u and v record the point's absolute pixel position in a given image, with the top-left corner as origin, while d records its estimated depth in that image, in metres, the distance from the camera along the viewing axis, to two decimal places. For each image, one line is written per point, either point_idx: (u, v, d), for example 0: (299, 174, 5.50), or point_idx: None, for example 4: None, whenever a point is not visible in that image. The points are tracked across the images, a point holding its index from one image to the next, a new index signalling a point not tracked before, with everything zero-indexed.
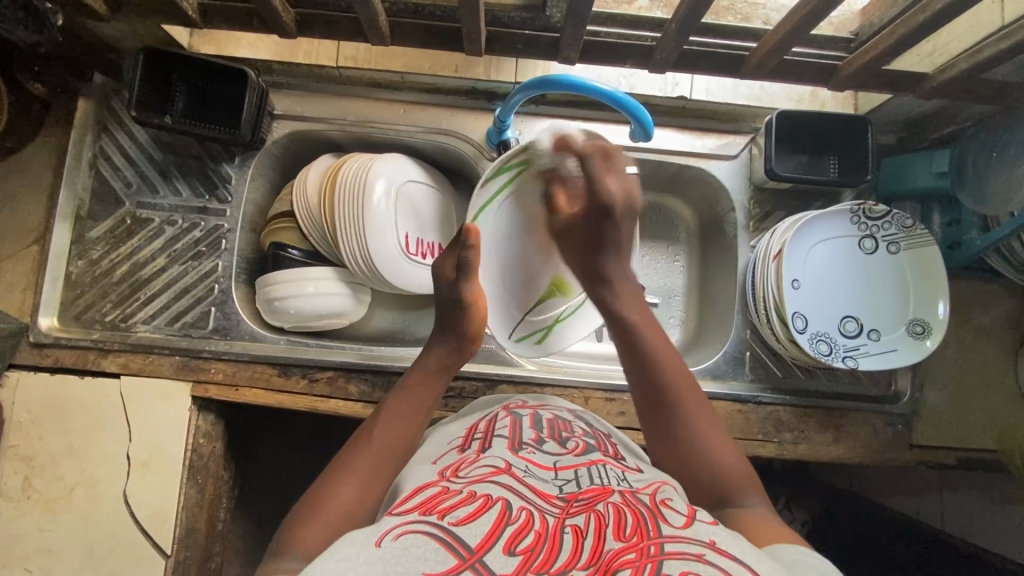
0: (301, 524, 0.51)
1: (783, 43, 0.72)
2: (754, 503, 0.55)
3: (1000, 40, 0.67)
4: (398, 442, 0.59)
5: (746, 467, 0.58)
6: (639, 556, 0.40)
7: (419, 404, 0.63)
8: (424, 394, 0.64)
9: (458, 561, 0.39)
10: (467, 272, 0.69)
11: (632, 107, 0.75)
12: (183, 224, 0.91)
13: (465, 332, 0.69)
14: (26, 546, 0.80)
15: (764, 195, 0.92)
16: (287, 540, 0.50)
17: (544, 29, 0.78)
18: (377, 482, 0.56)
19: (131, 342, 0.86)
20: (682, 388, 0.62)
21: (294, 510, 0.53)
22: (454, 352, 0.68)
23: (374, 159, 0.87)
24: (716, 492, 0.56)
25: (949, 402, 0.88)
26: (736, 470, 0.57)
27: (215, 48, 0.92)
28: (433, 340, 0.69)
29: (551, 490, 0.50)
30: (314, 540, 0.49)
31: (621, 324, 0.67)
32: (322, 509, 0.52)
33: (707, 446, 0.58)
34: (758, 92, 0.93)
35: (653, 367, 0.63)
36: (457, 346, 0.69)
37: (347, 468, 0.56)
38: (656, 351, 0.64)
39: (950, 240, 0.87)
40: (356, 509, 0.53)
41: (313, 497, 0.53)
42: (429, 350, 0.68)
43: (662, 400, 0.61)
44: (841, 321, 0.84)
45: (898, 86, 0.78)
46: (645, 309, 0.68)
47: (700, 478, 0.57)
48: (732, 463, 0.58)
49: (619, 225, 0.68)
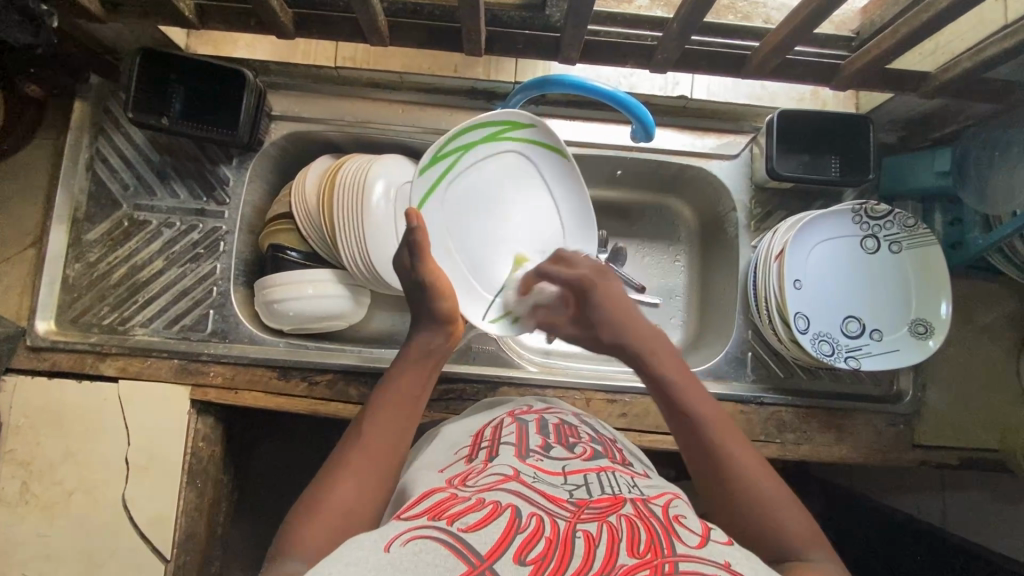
0: (297, 528, 0.50)
1: (784, 42, 0.71)
2: (820, 557, 0.51)
3: (1004, 39, 0.66)
4: (388, 437, 0.58)
5: (810, 526, 0.53)
6: (653, 574, 0.39)
7: (407, 397, 0.62)
8: (412, 384, 0.63)
9: (469, 568, 0.38)
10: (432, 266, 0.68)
11: (633, 107, 0.74)
12: (181, 226, 0.90)
13: (438, 314, 0.68)
14: (25, 551, 0.79)
15: (765, 195, 0.92)
16: (286, 543, 0.49)
17: (545, 28, 0.77)
18: (373, 482, 0.55)
19: (129, 346, 0.86)
20: (731, 442, 0.59)
21: (291, 513, 0.52)
22: (437, 338, 0.67)
23: (373, 160, 0.87)
24: (778, 553, 0.52)
25: (951, 401, 0.88)
26: (799, 530, 0.52)
27: (213, 48, 0.92)
28: (416, 328, 0.68)
29: (561, 494, 0.49)
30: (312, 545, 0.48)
31: (659, 384, 0.65)
32: (319, 512, 0.51)
33: (760, 499, 0.54)
34: (759, 91, 0.93)
35: (696, 424, 0.60)
36: (440, 333, 0.68)
37: (342, 468, 0.55)
38: (698, 407, 0.61)
39: (953, 240, 0.86)
40: (353, 511, 0.52)
41: (308, 502, 0.52)
42: (412, 339, 0.67)
43: (713, 457, 0.58)
44: (844, 321, 0.84)
45: (901, 85, 0.77)
46: (680, 366, 0.67)
47: (764, 538, 0.53)
48: (795, 525, 0.53)
49: (603, 287, 0.73)
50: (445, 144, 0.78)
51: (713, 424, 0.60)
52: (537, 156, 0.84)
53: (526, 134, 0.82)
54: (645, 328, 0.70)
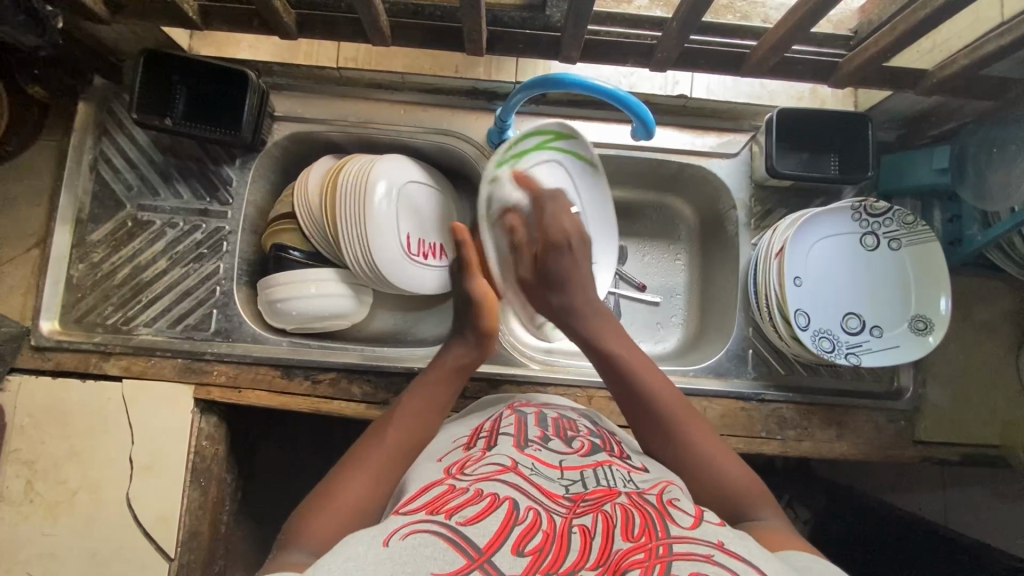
0: (310, 516, 0.51)
1: (783, 41, 0.72)
2: (768, 515, 0.55)
3: (1000, 36, 0.67)
4: (410, 436, 0.61)
5: (751, 477, 0.58)
6: (647, 557, 0.40)
7: (432, 403, 0.66)
8: (439, 392, 0.67)
9: (466, 562, 0.39)
10: None
11: (633, 105, 0.74)
12: (184, 226, 0.91)
13: (480, 328, 0.74)
14: (29, 550, 0.80)
15: (765, 193, 0.93)
16: (297, 529, 0.50)
17: (545, 28, 0.78)
18: (387, 476, 0.56)
19: (133, 345, 0.86)
20: (677, 410, 0.64)
21: (303, 503, 0.53)
22: (472, 353, 0.72)
23: (375, 160, 0.87)
24: (736, 512, 0.55)
25: (952, 398, 0.88)
26: (745, 485, 0.57)
27: (215, 50, 0.92)
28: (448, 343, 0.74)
29: (557, 489, 0.50)
30: (324, 532, 0.49)
31: (608, 362, 0.68)
32: (332, 501, 0.52)
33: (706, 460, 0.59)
34: (760, 89, 0.94)
35: (645, 398, 0.65)
36: (469, 344, 0.73)
37: (358, 464, 0.56)
38: (648, 383, 0.66)
39: (952, 237, 0.87)
40: (365, 503, 0.53)
41: (322, 493, 0.53)
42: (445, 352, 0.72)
43: (661, 424, 0.63)
44: (843, 318, 0.84)
45: (899, 83, 0.78)
46: (628, 343, 0.70)
47: (716, 500, 0.57)
48: (741, 479, 0.58)
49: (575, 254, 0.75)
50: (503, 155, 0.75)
51: (659, 395, 0.65)
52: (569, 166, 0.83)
53: (566, 144, 0.81)
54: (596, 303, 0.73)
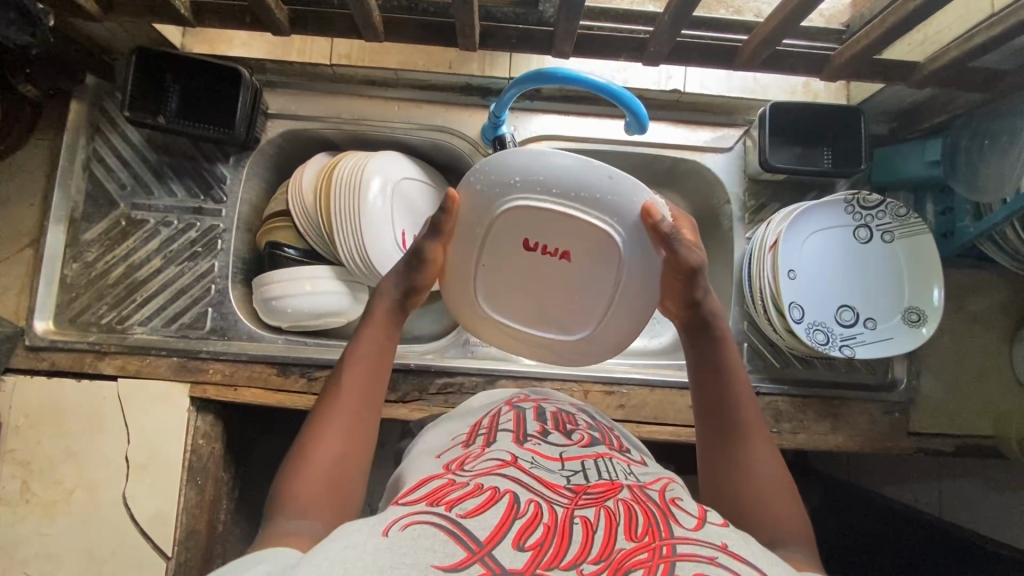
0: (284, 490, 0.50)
1: (774, 34, 0.72)
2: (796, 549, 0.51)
3: (990, 27, 0.67)
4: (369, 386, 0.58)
5: (798, 522, 0.53)
6: (650, 557, 0.40)
7: (379, 347, 0.61)
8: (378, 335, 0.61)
9: (467, 554, 0.39)
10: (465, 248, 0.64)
11: (627, 100, 0.74)
12: (178, 225, 0.91)
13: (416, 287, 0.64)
14: (26, 550, 0.80)
15: (759, 187, 0.93)
16: (276, 502, 0.50)
17: (539, 23, 0.78)
18: (359, 436, 0.55)
19: (127, 344, 0.86)
20: (754, 428, 0.58)
21: (278, 474, 0.52)
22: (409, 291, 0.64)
23: (369, 157, 0.87)
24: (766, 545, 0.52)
25: (946, 389, 0.89)
26: (788, 529, 0.52)
27: (206, 47, 0.90)
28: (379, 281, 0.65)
29: (558, 480, 0.50)
30: (308, 502, 0.49)
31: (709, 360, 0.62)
32: (305, 471, 0.51)
33: (759, 487, 0.55)
34: (753, 84, 0.92)
35: (729, 406, 0.59)
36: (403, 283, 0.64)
37: (324, 426, 0.54)
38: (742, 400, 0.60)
39: (944, 229, 0.87)
40: (338, 471, 0.52)
41: (293, 462, 0.52)
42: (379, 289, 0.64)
43: (729, 437, 0.58)
44: (838, 311, 0.85)
45: (890, 75, 0.78)
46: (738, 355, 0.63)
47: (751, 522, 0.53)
48: (789, 527, 0.52)
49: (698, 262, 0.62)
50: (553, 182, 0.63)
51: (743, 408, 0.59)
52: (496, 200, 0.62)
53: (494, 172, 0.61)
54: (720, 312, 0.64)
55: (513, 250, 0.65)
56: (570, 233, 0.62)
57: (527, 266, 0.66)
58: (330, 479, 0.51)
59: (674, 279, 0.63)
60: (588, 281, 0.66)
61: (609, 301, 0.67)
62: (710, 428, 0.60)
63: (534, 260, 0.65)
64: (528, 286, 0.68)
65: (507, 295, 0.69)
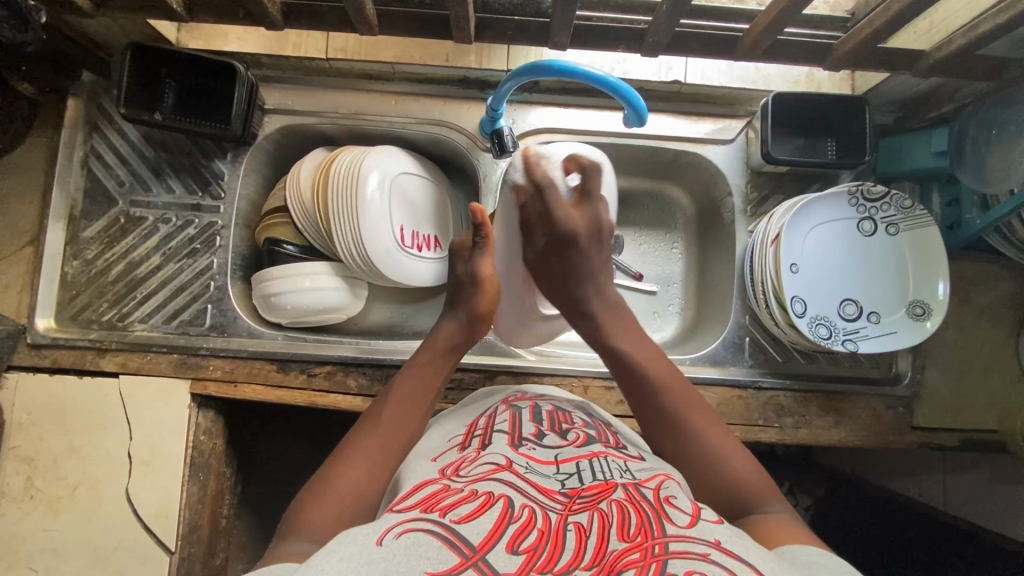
0: (315, 495, 0.52)
1: (776, 22, 0.71)
2: (775, 508, 0.53)
3: (997, 14, 0.66)
4: (416, 418, 0.63)
5: (761, 478, 0.55)
6: (642, 557, 0.40)
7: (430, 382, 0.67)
8: (425, 379, 0.66)
9: (460, 560, 0.39)
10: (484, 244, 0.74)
11: (625, 92, 0.73)
12: (177, 221, 0.91)
13: (476, 312, 0.73)
14: (31, 546, 0.80)
15: (761, 179, 0.92)
16: (312, 497, 0.52)
17: (535, 14, 0.77)
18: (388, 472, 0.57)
19: (128, 342, 0.86)
20: (683, 404, 0.61)
21: (315, 478, 0.55)
22: (461, 331, 0.72)
23: (366, 152, 0.86)
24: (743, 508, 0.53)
25: (952, 384, 0.87)
26: (754, 485, 0.54)
27: (203, 43, 0.91)
28: (442, 318, 0.74)
29: (553, 484, 0.49)
30: (324, 523, 0.50)
31: (617, 357, 0.67)
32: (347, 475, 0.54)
33: (715, 455, 0.57)
34: (754, 74, 0.91)
35: (654, 394, 0.63)
36: (461, 323, 0.73)
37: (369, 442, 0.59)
38: (656, 375, 0.64)
39: (950, 221, 0.86)
40: (372, 483, 0.54)
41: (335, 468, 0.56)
42: (432, 333, 0.71)
43: (667, 421, 0.61)
44: (840, 304, 0.84)
45: (894, 64, 0.77)
46: (636, 335, 0.69)
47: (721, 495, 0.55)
48: (753, 478, 0.55)
49: (587, 249, 0.71)
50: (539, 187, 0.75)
51: (665, 389, 0.63)
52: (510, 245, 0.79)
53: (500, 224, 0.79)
54: (606, 295, 0.72)
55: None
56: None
57: None
58: (352, 500, 0.52)
59: (557, 260, 0.71)
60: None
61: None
62: (649, 424, 0.62)
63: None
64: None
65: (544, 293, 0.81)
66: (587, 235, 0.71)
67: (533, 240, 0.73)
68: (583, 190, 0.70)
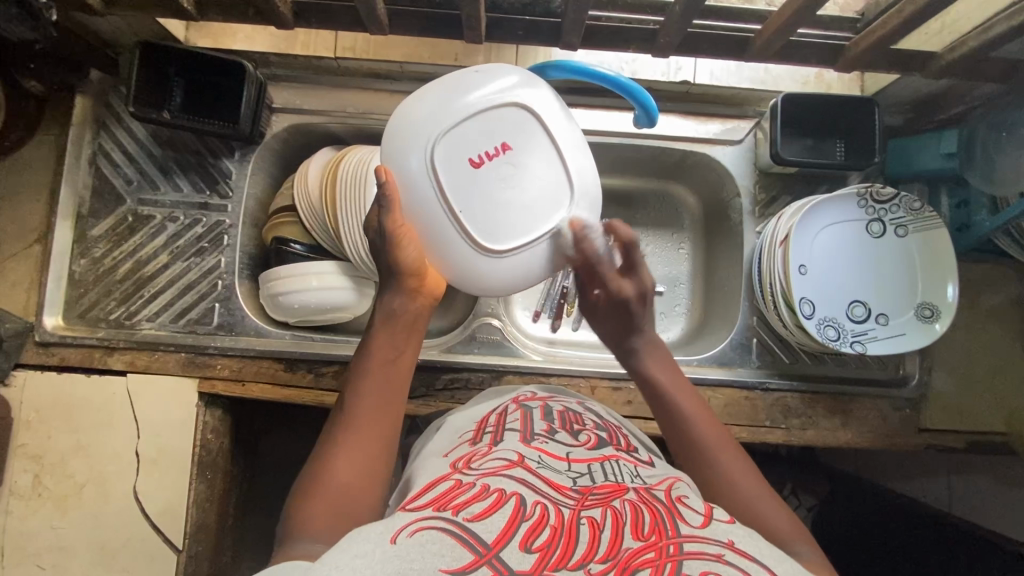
0: (302, 503, 0.51)
1: (788, 24, 0.70)
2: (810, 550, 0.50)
3: (1010, 17, 0.65)
4: (379, 406, 0.58)
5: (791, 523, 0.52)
6: (657, 556, 0.40)
7: (382, 361, 0.61)
8: (387, 354, 0.62)
9: (474, 558, 0.39)
10: (387, 207, 0.64)
11: (636, 92, 0.72)
12: (185, 220, 0.91)
13: (402, 265, 0.65)
14: (40, 543, 0.81)
15: (770, 180, 0.92)
16: (288, 533, 0.48)
17: (545, 14, 0.76)
18: (371, 461, 0.55)
19: (136, 340, 0.86)
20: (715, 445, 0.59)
21: (292, 496, 0.52)
22: (403, 297, 0.65)
23: (374, 152, 0.86)
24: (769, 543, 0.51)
25: (959, 386, 0.87)
26: (784, 528, 0.52)
27: (211, 41, 0.92)
28: (381, 291, 0.67)
29: (565, 481, 0.49)
30: (318, 523, 0.48)
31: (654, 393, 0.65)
32: (316, 489, 0.51)
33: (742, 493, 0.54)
34: (763, 75, 0.92)
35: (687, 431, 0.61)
36: (404, 290, 0.66)
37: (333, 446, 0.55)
38: (692, 415, 0.61)
39: (959, 222, 0.86)
40: (353, 483, 0.52)
41: (306, 482, 0.53)
42: (377, 304, 0.66)
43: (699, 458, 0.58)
44: (849, 306, 0.84)
45: (906, 66, 0.76)
46: (673, 370, 0.67)
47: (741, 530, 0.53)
48: (778, 518, 0.53)
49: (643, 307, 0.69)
50: (421, 97, 0.67)
51: (692, 417, 0.62)
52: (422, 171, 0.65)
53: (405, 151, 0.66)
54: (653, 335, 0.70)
55: (464, 176, 0.66)
56: (492, 125, 0.67)
57: (486, 185, 0.67)
58: (340, 496, 0.51)
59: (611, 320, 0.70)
60: (535, 158, 0.68)
61: (557, 163, 0.69)
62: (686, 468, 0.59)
63: (486, 172, 0.67)
64: (501, 197, 0.67)
65: (491, 223, 0.67)
66: (638, 298, 0.69)
67: (589, 294, 0.71)
68: (627, 261, 0.69)
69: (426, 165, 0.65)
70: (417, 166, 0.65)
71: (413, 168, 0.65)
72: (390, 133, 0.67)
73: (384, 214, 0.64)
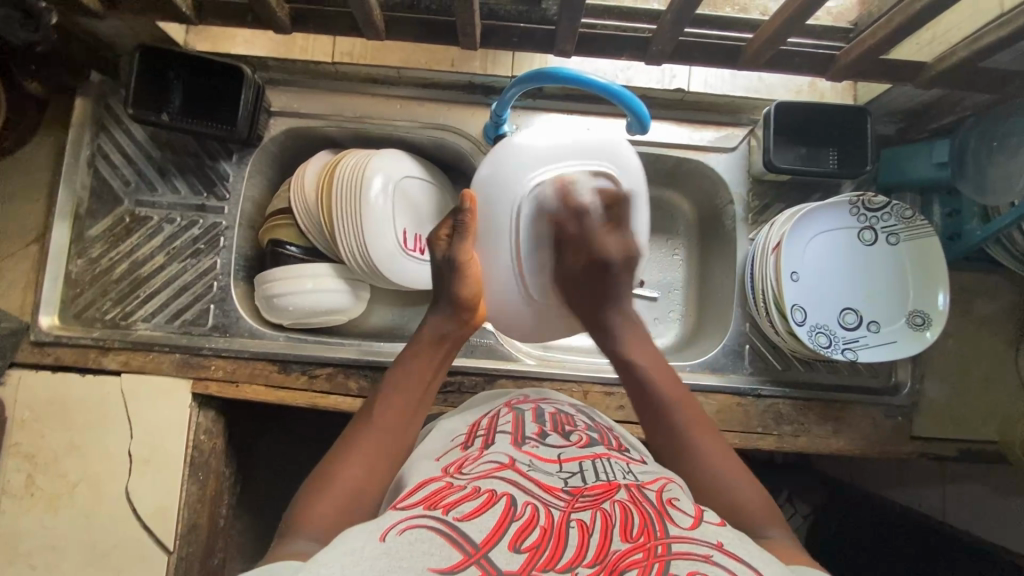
0: (311, 499, 0.51)
1: (779, 33, 0.71)
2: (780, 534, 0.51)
3: (999, 27, 0.66)
4: (400, 417, 0.60)
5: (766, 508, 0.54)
6: (645, 556, 0.40)
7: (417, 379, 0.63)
8: (419, 371, 0.64)
9: (463, 557, 0.39)
10: (461, 232, 0.69)
11: (628, 100, 0.73)
12: (182, 221, 0.91)
13: (461, 296, 0.68)
14: (30, 542, 0.81)
15: (763, 187, 0.92)
16: (291, 526, 0.49)
17: (540, 21, 0.78)
18: (382, 468, 0.55)
19: (131, 340, 0.87)
20: (692, 423, 0.61)
21: (300, 492, 0.52)
22: (452, 322, 0.68)
23: (371, 155, 0.87)
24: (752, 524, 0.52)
25: (952, 394, 0.88)
26: (755, 503, 0.54)
27: (211, 44, 0.93)
28: (432, 311, 0.69)
29: (556, 483, 0.49)
30: (326, 522, 0.49)
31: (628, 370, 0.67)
32: (328, 490, 0.51)
33: (712, 466, 0.57)
34: (757, 83, 0.92)
35: (665, 408, 0.62)
36: (454, 316, 0.69)
37: (349, 449, 0.56)
38: (665, 390, 0.63)
39: (950, 232, 0.86)
40: (364, 486, 0.53)
41: (316, 482, 0.53)
42: (424, 324, 0.69)
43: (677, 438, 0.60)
44: (841, 313, 0.84)
45: (896, 76, 0.77)
46: (650, 347, 0.68)
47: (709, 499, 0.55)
48: (753, 496, 0.54)
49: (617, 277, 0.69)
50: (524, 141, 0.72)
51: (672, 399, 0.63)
52: (500, 204, 0.70)
53: (490, 175, 0.71)
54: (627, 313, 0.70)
55: (537, 224, 0.70)
56: (573, 185, 0.70)
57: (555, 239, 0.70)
58: (348, 500, 0.51)
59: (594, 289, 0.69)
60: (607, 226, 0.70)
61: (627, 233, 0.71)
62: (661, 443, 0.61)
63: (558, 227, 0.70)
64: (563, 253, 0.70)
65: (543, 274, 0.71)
66: (614, 265, 0.69)
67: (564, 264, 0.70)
68: (614, 219, 0.69)
69: (504, 206, 0.70)
70: (499, 201, 0.70)
71: (495, 206, 0.71)
72: (486, 163, 0.72)
73: (456, 239, 0.70)
